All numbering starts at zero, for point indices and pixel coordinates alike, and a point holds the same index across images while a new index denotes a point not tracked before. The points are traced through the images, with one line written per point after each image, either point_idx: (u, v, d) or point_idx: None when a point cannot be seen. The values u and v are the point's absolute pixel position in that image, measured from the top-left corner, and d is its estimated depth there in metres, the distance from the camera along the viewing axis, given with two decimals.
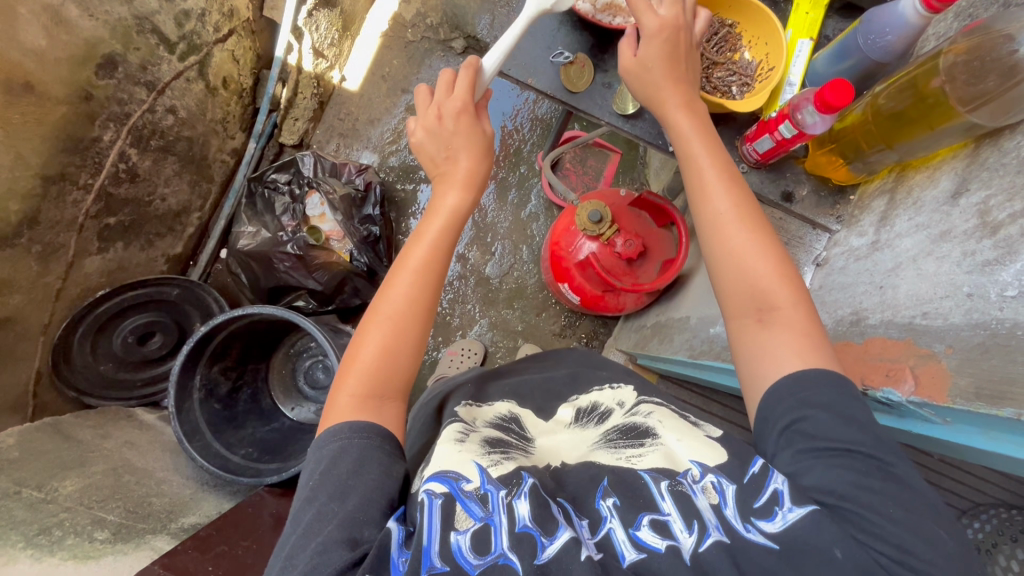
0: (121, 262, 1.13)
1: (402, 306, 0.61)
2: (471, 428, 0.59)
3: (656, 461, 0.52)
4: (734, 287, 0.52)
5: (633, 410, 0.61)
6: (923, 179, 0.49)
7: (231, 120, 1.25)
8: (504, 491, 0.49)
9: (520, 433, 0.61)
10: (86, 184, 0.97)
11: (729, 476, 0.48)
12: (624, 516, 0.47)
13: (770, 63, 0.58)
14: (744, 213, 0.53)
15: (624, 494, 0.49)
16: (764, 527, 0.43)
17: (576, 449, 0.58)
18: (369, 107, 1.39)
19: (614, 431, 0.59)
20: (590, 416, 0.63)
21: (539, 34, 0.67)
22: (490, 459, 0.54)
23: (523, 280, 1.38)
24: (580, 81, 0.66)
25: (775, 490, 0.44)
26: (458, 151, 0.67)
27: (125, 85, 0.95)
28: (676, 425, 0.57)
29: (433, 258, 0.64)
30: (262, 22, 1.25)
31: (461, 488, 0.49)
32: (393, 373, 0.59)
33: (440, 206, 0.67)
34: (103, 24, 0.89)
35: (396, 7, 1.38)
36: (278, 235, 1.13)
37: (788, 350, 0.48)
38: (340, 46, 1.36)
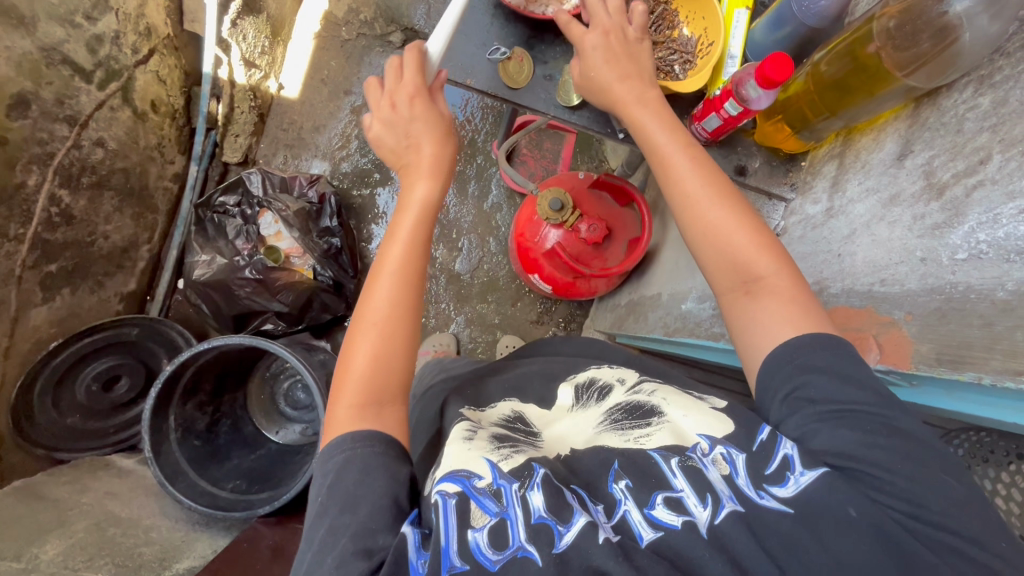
0: (72, 308, 1.07)
1: (387, 312, 0.59)
2: (479, 425, 0.58)
3: (666, 438, 0.50)
4: (720, 267, 0.52)
5: (635, 388, 0.60)
6: (869, 142, 0.50)
7: (168, 144, 1.19)
8: (518, 483, 0.48)
9: (526, 430, 0.59)
10: (18, 234, 0.91)
11: (738, 446, 0.47)
12: (638, 497, 0.46)
13: (709, 38, 0.57)
14: (718, 193, 0.52)
15: (637, 475, 0.48)
16: (778, 492, 0.43)
17: (581, 432, 0.57)
18: (313, 114, 1.34)
19: (618, 410, 0.57)
20: (589, 393, 0.62)
21: (472, 33, 0.65)
22: (501, 453, 0.52)
23: (494, 272, 1.37)
24: (520, 76, 0.65)
25: (785, 456, 0.45)
26: (419, 139, 0.63)
27: (43, 123, 0.88)
28: (680, 400, 0.56)
29: (411, 256, 0.62)
30: (184, 36, 1.16)
31: (475, 485, 0.48)
32: (388, 377, 0.58)
33: (409, 201, 0.63)
34: (8, 62, 0.80)
35: (327, 6, 1.33)
36: (234, 260, 1.08)
37: (781, 321, 0.48)
38: (273, 53, 1.29)
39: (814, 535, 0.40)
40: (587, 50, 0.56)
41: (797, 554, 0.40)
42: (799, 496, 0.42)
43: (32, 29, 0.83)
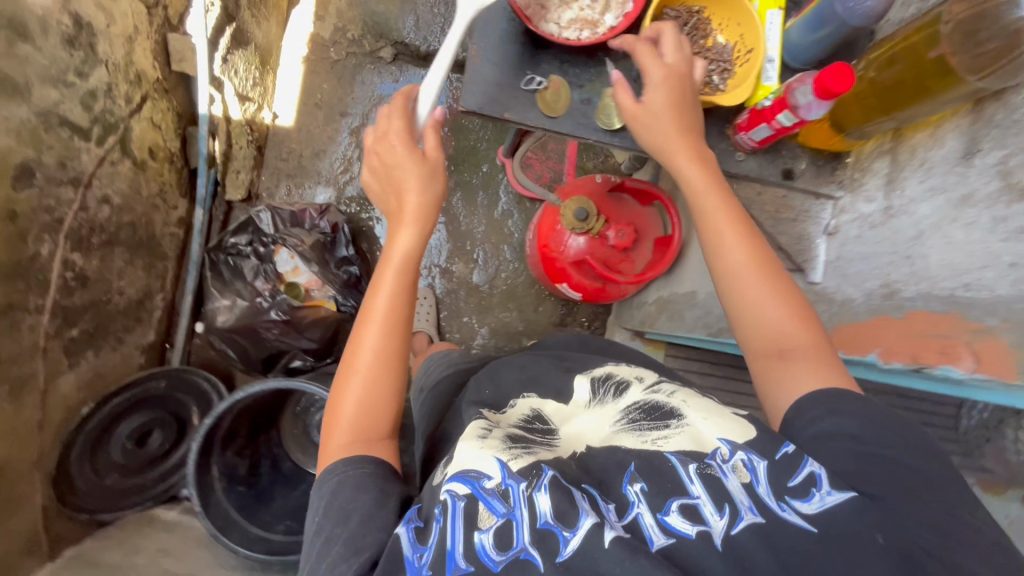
0: (97, 370, 1.05)
1: (374, 361, 0.60)
2: (494, 425, 0.58)
3: (683, 444, 0.50)
4: (749, 329, 0.56)
5: (653, 386, 0.58)
6: (926, 138, 0.49)
7: (169, 190, 1.16)
8: (526, 483, 0.48)
9: (544, 430, 0.57)
10: (38, 305, 0.88)
11: (759, 452, 0.47)
12: (650, 501, 0.47)
13: (746, 44, 0.55)
14: (759, 265, 0.55)
15: (652, 478, 0.48)
16: (799, 508, 0.44)
17: (598, 430, 0.55)
18: (311, 140, 1.31)
19: (636, 410, 0.55)
20: (607, 389, 0.60)
21: (502, 62, 0.56)
22: (511, 453, 0.52)
23: (513, 280, 1.36)
24: (558, 104, 0.56)
25: (812, 473, 0.45)
26: (402, 186, 0.65)
27: (48, 190, 0.85)
28: (702, 404, 0.54)
29: (398, 305, 0.62)
30: (173, 78, 1.12)
31: (483, 486, 0.49)
32: (375, 422, 0.60)
33: (394, 249, 0.64)
34: (10, 133, 0.77)
35: (312, 27, 1.29)
36: (256, 303, 1.07)
37: (808, 378, 0.52)
38: (264, 83, 1.26)
39: (837, 556, 0.41)
40: (654, 91, 0.53)
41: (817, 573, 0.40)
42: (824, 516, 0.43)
43: (29, 94, 0.79)
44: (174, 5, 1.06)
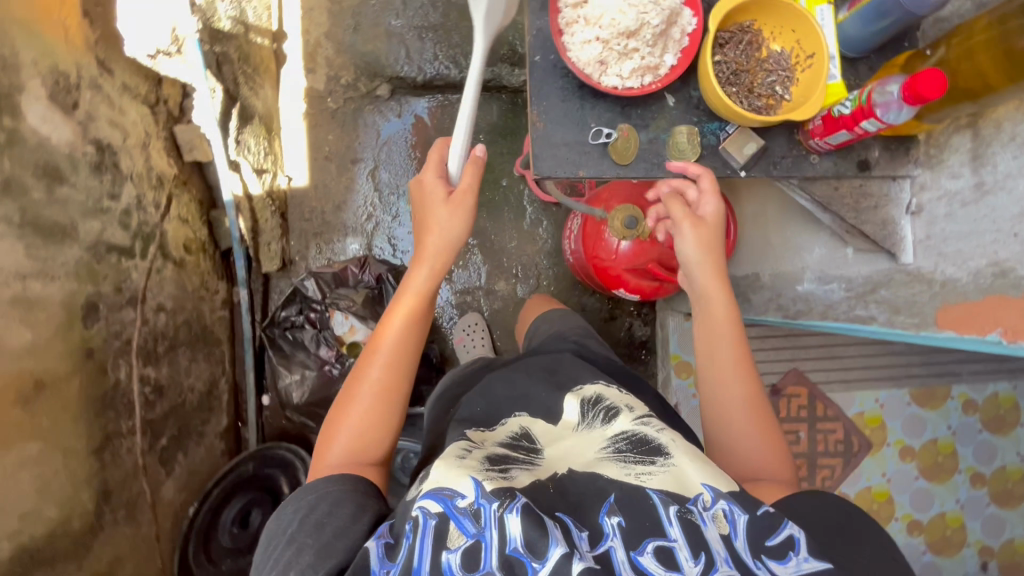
0: (189, 468, 1.07)
1: (382, 387, 0.67)
2: (477, 446, 0.61)
3: (666, 483, 0.55)
4: (726, 447, 0.66)
5: (642, 417, 0.63)
6: (1011, 112, 0.50)
7: (209, 278, 1.17)
8: (498, 503, 0.51)
9: (529, 447, 0.62)
10: (130, 427, 0.90)
11: (741, 505, 0.53)
12: (626, 538, 0.51)
13: (805, 49, 0.61)
14: (753, 404, 0.67)
15: (631, 514, 0.52)
16: (773, 569, 0.49)
17: (582, 454, 0.59)
18: (329, 194, 1.30)
19: (624, 440, 0.60)
20: (596, 411, 0.64)
21: (569, 119, 0.66)
22: (489, 473, 0.55)
23: (556, 286, 1.37)
24: (629, 151, 0.65)
25: (790, 535, 0.51)
26: (424, 229, 0.72)
27: (113, 317, 0.86)
28: (687, 446, 0.58)
29: (406, 342, 0.69)
30: (187, 168, 1.11)
31: (456, 505, 0.51)
32: (368, 445, 0.66)
33: (409, 287, 0.72)
34: (69, 276, 0.78)
35: (305, 81, 1.27)
36: (325, 371, 1.10)
37: (769, 494, 0.61)
38: (272, 149, 1.25)
39: None
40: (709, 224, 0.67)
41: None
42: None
43: (76, 232, 0.79)
44: (173, 97, 1.05)
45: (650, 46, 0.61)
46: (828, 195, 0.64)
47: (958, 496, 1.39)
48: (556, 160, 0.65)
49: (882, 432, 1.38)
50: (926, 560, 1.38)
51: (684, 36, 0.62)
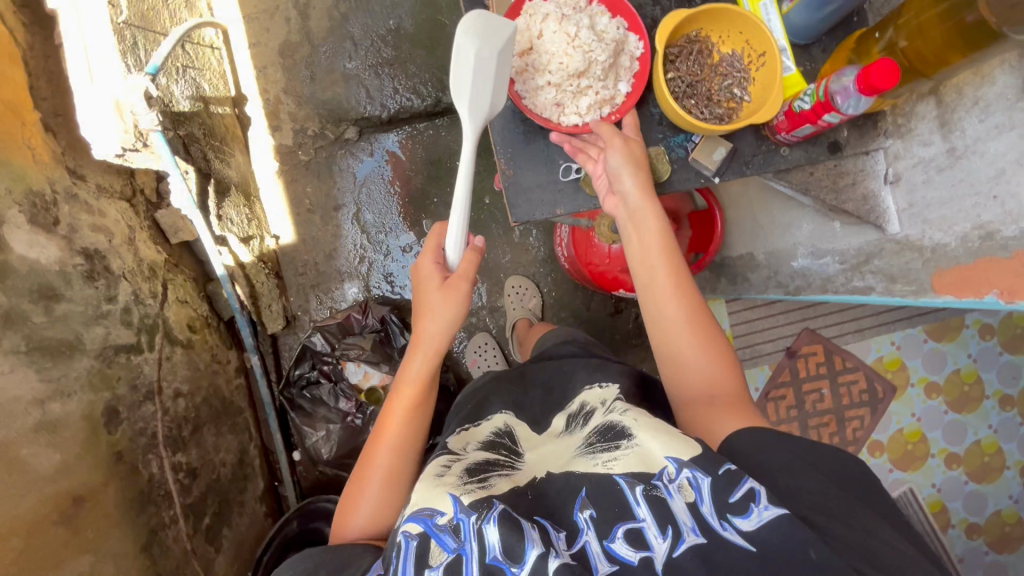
0: (236, 538, 1.10)
1: (393, 467, 0.72)
2: (457, 460, 0.68)
3: (631, 464, 0.58)
4: (681, 373, 0.65)
5: (612, 406, 0.68)
6: (972, 78, 0.55)
7: (218, 350, 1.18)
8: (474, 516, 0.57)
9: (510, 453, 0.70)
10: (173, 516, 0.91)
11: (703, 469, 0.54)
12: (599, 527, 0.56)
13: (754, 49, 0.68)
14: (692, 320, 0.65)
15: (600, 505, 0.57)
16: (740, 526, 0.51)
17: (560, 457, 0.66)
18: (318, 245, 1.31)
19: (594, 434, 0.65)
20: (577, 419, 0.70)
21: (538, 159, 0.76)
22: (465, 488, 0.62)
23: (558, 291, 1.37)
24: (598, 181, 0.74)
25: (750, 489, 0.52)
26: (422, 316, 0.76)
27: (136, 415, 0.88)
28: (650, 422, 0.62)
29: (415, 423, 0.74)
30: (176, 250, 1.12)
31: (435, 523, 0.58)
32: (381, 518, 0.71)
33: (407, 374, 0.75)
34: (86, 387, 0.79)
35: (272, 138, 1.28)
36: (349, 422, 1.13)
37: (732, 415, 0.60)
38: (255, 213, 1.25)
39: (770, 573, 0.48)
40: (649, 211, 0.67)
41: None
42: (762, 530, 0.50)
43: (84, 343, 0.81)
44: (148, 184, 1.07)
45: (603, 81, 0.70)
46: (806, 181, 0.70)
47: (991, 423, 1.39)
48: (531, 203, 0.76)
49: (903, 374, 1.38)
50: (969, 491, 1.38)
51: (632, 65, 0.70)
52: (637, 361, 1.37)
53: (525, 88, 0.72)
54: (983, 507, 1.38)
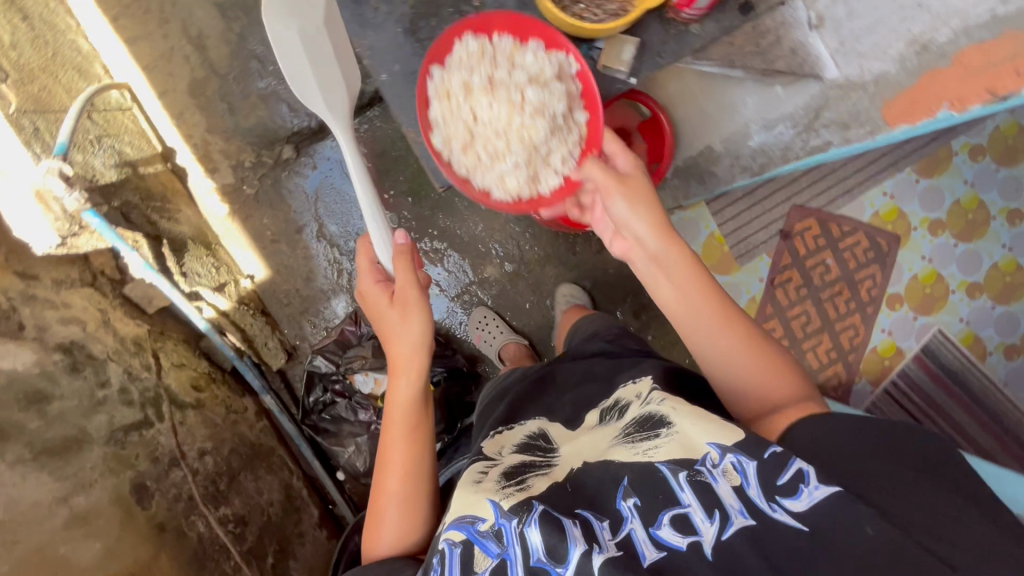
0: (307, 566, 1.14)
1: (406, 486, 0.75)
2: (492, 467, 0.75)
3: (673, 451, 0.63)
4: (744, 391, 0.70)
5: (647, 398, 0.71)
6: None
7: (231, 399, 1.19)
8: (516, 521, 0.62)
9: (546, 449, 0.76)
10: (234, 564, 0.94)
11: (748, 453, 0.59)
12: (644, 513, 0.61)
13: None
14: (738, 338, 0.70)
15: (642, 494, 0.62)
16: (789, 507, 0.57)
17: (597, 446, 0.71)
18: (293, 272, 1.30)
19: (632, 425, 0.69)
20: (613, 412, 0.75)
21: None
22: (502, 493, 0.67)
23: (540, 246, 1.35)
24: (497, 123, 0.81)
25: (799, 469, 0.57)
26: (391, 337, 0.76)
27: (166, 485, 0.89)
28: (687, 408, 0.65)
29: (415, 439, 0.76)
30: (157, 318, 1.12)
31: (478, 531, 0.64)
32: (410, 531, 0.75)
33: (395, 399, 0.77)
34: (106, 471, 0.82)
35: (212, 181, 1.25)
36: (374, 429, 1.14)
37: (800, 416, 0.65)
38: (221, 260, 1.25)
39: (821, 547, 0.54)
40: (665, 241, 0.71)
41: (797, 560, 0.54)
42: (812, 510, 0.56)
43: (89, 430, 0.82)
44: (106, 264, 1.05)
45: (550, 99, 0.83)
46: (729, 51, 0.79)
47: (1003, 242, 1.35)
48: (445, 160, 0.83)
49: (903, 221, 1.35)
50: (999, 315, 1.36)
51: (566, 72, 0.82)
52: (637, 289, 1.35)
53: (489, 182, 0.89)
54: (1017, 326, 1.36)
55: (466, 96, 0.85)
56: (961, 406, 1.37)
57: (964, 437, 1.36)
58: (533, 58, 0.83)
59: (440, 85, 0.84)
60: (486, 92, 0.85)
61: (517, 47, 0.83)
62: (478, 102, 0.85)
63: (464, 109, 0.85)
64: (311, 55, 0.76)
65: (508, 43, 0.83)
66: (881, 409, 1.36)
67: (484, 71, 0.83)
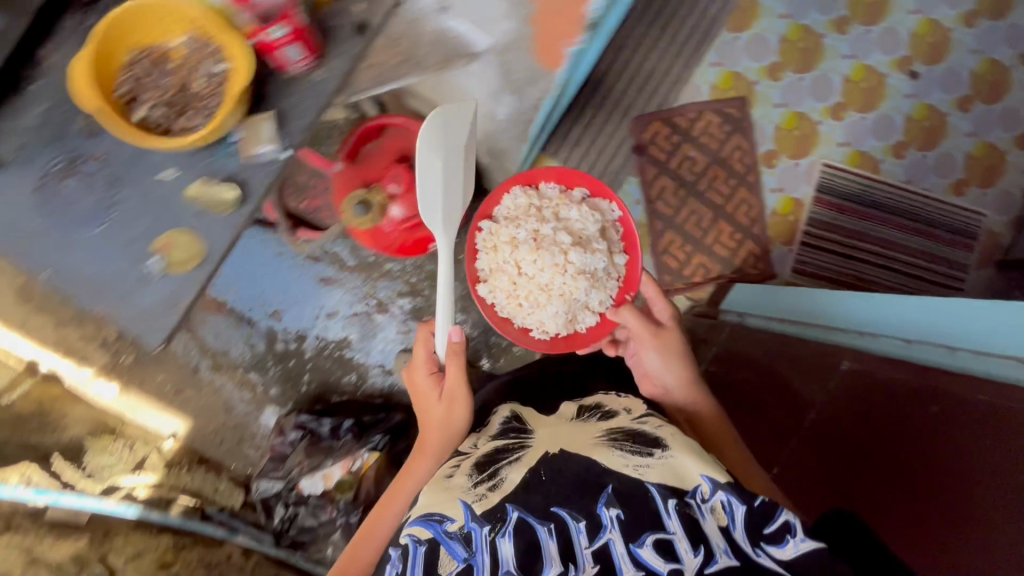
0: None
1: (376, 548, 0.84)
2: (469, 460, 0.80)
3: (664, 474, 0.68)
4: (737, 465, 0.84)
5: (643, 419, 0.80)
6: None
7: (206, 558, 1.13)
8: (488, 529, 0.68)
9: (519, 431, 0.82)
10: None
11: (738, 497, 0.62)
12: (625, 530, 0.63)
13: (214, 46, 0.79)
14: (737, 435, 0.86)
15: (624, 505, 0.66)
16: (774, 553, 0.56)
17: (583, 439, 0.77)
18: (209, 409, 1.29)
19: (626, 437, 0.76)
20: (595, 412, 0.84)
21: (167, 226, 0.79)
22: (475, 494, 0.73)
23: (425, 271, 1.32)
24: (218, 198, 0.78)
25: (787, 521, 0.57)
26: (431, 418, 0.89)
27: None
28: (686, 441, 0.72)
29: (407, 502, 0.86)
30: (95, 523, 1.11)
31: (445, 531, 0.70)
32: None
33: (414, 472, 0.87)
34: None
35: (87, 368, 1.24)
36: (343, 523, 1.11)
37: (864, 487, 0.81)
38: (132, 435, 1.25)
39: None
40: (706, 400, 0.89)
41: None
42: (797, 559, 0.55)
43: None
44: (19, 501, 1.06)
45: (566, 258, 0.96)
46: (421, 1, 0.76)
47: (844, 54, 1.34)
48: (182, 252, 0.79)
49: (743, 81, 1.32)
50: (873, 122, 1.35)
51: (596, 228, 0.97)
52: None
53: (524, 317, 1.01)
54: (893, 124, 1.36)
55: (512, 248, 0.98)
56: (882, 222, 1.36)
57: (894, 249, 1.37)
58: (579, 215, 0.98)
59: (489, 236, 1.00)
60: (533, 249, 0.97)
61: (566, 193, 1.01)
62: (524, 258, 0.97)
63: (509, 264, 0.99)
64: (444, 189, 0.83)
65: (578, 213, 0.98)
66: (813, 265, 1.35)
67: (519, 222, 0.99)
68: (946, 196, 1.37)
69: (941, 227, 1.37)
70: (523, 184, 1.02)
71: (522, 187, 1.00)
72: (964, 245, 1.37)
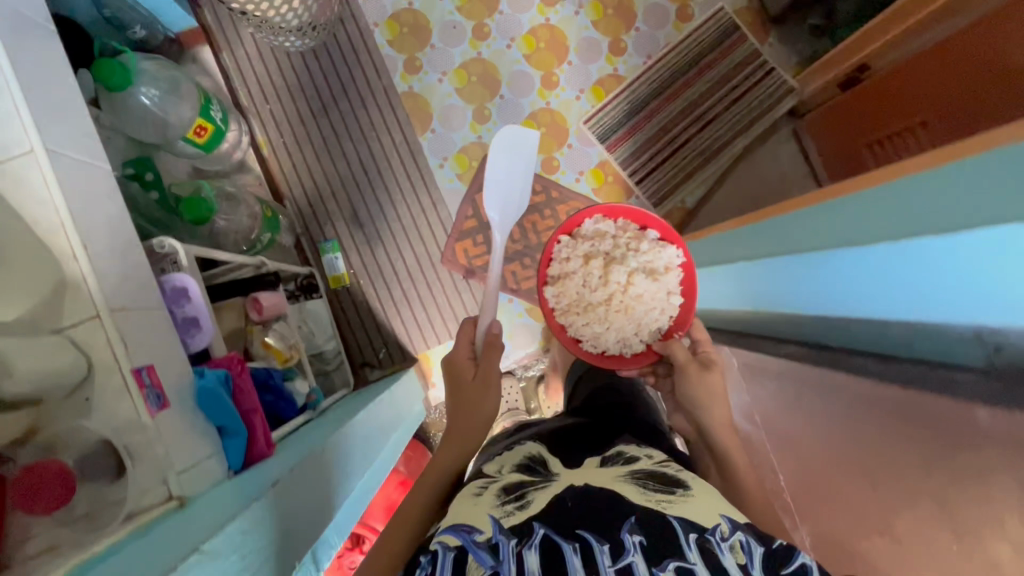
0: None
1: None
2: (491, 480, 0.64)
3: (684, 511, 0.56)
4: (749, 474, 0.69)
5: (665, 463, 0.64)
6: None
7: None
8: (515, 540, 0.54)
9: (543, 466, 0.66)
10: None
11: (758, 538, 0.54)
12: (648, 554, 0.51)
13: None
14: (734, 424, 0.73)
15: (653, 536, 0.53)
16: None
17: (601, 476, 0.62)
18: None
19: (644, 475, 0.62)
20: (615, 458, 0.66)
21: None
22: (502, 509, 0.58)
23: None
24: None
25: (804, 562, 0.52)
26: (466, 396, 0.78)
27: None
28: (704, 486, 0.61)
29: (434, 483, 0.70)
30: None
31: (474, 540, 0.55)
32: None
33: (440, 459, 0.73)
34: None
35: None
36: None
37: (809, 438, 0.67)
38: None
39: None
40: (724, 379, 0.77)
41: None
42: None
43: None
44: None
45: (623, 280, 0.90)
46: None
47: (504, 47, 1.35)
48: None
49: (470, 149, 1.34)
50: (578, 57, 1.36)
51: (660, 249, 0.91)
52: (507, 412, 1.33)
53: (579, 332, 0.94)
54: (592, 41, 1.36)
55: (585, 265, 0.93)
56: (669, 98, 1.35)
57: (698, 105, 1.35)
58: (648, 249, 0.91)
59: (567, 249, 0.95)
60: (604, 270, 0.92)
61: (638, 232, 0.93)
62: (593, 275, 0.92)
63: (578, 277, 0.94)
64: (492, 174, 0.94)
65: (648, 246, 0.91)
66: (662, 186, 1.36)
67: (591, 248, 0.93)
68: (683, 32, 1.36)
69: (709, 52, 1.35)
70: (602, 217, 0.95)
71: (602, 214, 0.94)
72: (737, 43, 1.35)
